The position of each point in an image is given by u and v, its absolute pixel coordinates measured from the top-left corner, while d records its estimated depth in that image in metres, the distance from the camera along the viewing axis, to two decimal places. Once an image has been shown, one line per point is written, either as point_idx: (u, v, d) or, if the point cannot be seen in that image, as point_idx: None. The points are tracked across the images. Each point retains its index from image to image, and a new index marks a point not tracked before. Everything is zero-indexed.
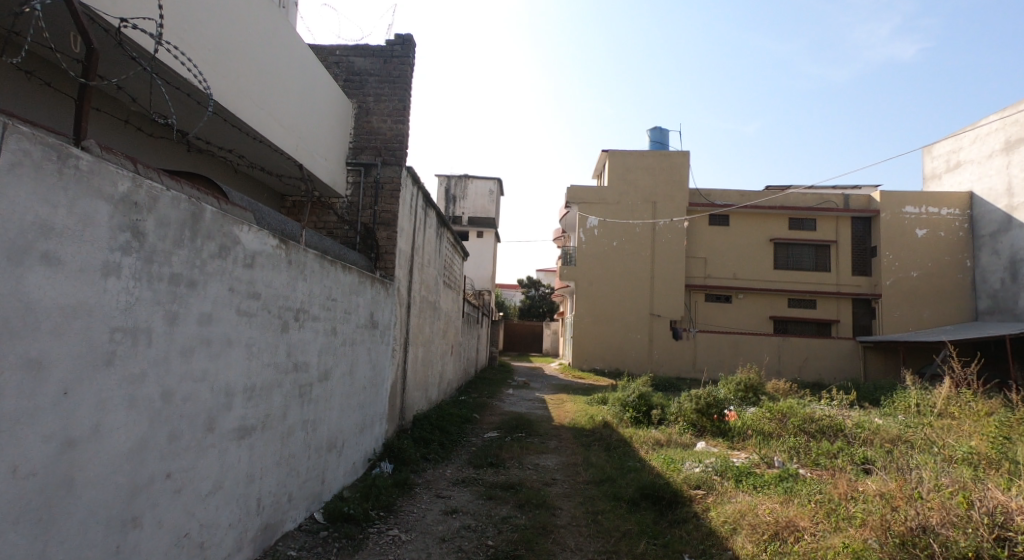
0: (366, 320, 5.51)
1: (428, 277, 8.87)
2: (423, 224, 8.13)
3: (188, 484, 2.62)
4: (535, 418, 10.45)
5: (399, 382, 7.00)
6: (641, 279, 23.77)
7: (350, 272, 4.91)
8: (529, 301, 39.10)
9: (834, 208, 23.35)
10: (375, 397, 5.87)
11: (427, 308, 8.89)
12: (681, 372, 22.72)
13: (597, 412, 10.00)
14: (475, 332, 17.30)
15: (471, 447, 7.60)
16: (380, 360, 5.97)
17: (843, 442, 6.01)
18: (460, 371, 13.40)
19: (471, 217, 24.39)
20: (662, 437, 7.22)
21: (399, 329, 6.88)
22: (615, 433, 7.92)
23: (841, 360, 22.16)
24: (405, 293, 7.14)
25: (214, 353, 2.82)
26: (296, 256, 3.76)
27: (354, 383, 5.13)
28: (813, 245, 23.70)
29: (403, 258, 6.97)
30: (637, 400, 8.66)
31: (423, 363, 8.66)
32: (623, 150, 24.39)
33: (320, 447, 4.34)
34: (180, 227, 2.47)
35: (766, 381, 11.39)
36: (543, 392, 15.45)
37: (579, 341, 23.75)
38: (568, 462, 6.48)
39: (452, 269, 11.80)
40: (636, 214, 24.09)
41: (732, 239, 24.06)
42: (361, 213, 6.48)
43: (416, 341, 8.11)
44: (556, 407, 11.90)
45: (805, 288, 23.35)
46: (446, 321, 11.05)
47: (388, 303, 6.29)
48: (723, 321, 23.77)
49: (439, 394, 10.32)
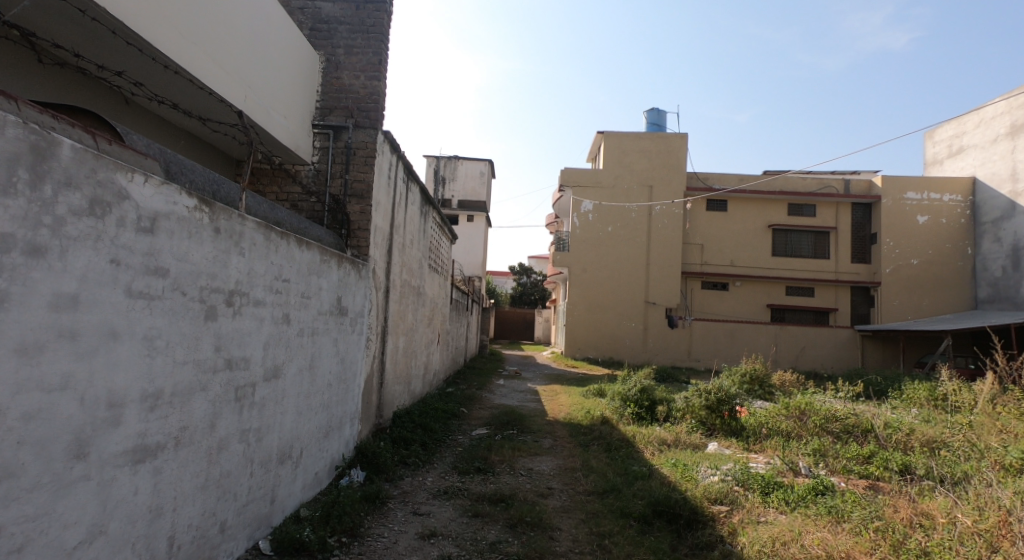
0: (333, 305, 4.72)
1: (411, 260, 8.06)
2: (405, 200, 7.31)
3: (38, 538, 1.83)
4: (527, 412, 9.73)
5: (375, 376, 6.23)
6: (636, 265, 23.07)
7: (309, 248, 4.10)
8: (521, 288, 38.33)
9: (834, 193, 22.74)
10: (345, 394, 5.11)
11: (410, 293, 8.10)
12: (677, 361, 22.38)
13: (594, 407, 9.30)
14: (465, 319, 16.54)
15: (457, 447, 6.87)
16: (351, 352, 5.19)
17: (875, 446, 5.34)
18: (447, 361, 12.63)
19: (461, 201, 23.53)
20: (668, 437, 6.52)
21: (375, 315, 6.09)
22: (616, 432, 7.21)
23: (838, 349, 21.74)
24: (383, 276, 6.36)
25: (86, 349, 2.02)
26: (228, 223, 2.96)
27: (315, 380, 4.36)
28: (812, 232, 23.11)
29: (379, 236, 6.16)
30: (639, 394, 7.96)
31: (404, 354, 7.89)
32: (619, 132, 23.54)
33: (268, 460, 3.57)
34: (4, 165, 1.65)
35: (772, 373, 10.75)
36: (536, 382, 14.77)
37: (572, 329, 23.12)
38: (565, 467, 5.77)
39: (438, 253, 10.99)
40: (631, 198, 23.33)
41: (729, 225, 23.40)
42: (330, 183, 5.66)
43: (397, 329, 7.34)
44: (550, 400, 11.22)
45: (804, 276, 22.82)
46: (431, 308, 10.25)
47: (361, 287, 5.50)
48: (719, 309, 23.23)
49: (424, 386, 9.59)
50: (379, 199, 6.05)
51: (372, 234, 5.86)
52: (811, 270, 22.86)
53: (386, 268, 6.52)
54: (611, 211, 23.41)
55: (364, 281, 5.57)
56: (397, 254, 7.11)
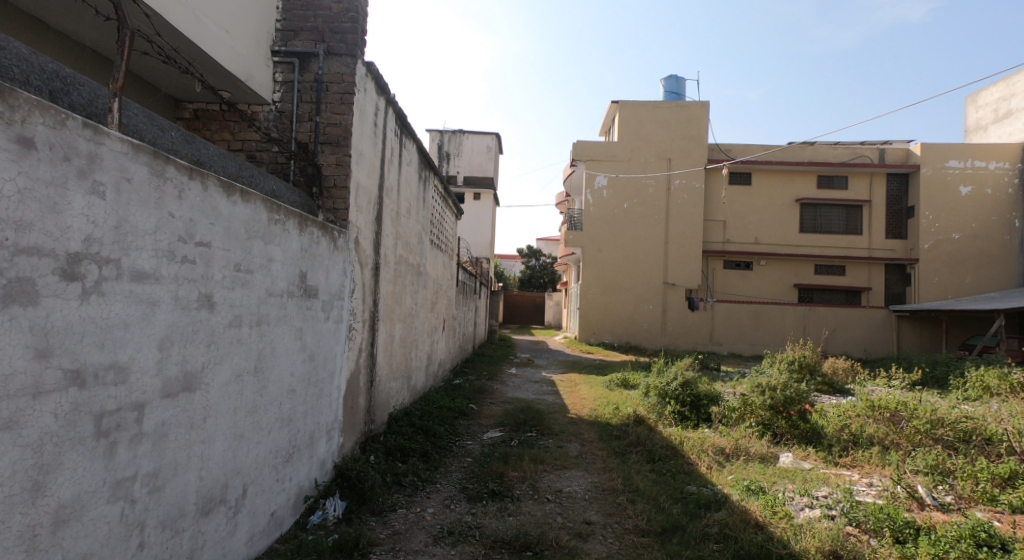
0: (295, 281, 3.49)
1: (409, 232, 6.83)
2: (398, 158, 6.04)
3: None
4: (546, 408, 8.54)
5: (363, 371, 5.02)
6: (654, 244, 21.70)
7: (246, 199, 2.84)
8: (530, 271, 37.05)
9: (868, 163, 21.17)
10: (316, 401, 3.89)
11: (408, 273, 6.86)
12: (698, 346, 21.15)
13: (624, 401, 8.11)
14: (473, 303, 15.36)
15: (465, 457, 5.67)
16: (323, 346, 3.95)
17: (1015, 463, 4.06)
18: (454, 349, 11.48)
19: (467, 177, 22.17)
20: (726, 445, 5.29)
21: (360, 296, 4.85)
22: (658, 436, 5.98)
23: (871, 331, 20.42)
24: (371, 249, 5.13)
25: None
26: (56, 136, 1.67)
27: (267, 387, 3.12)
28: (843, 206, 21.61)
29: (364, 199, 4.89)
30: (681, 389, 6.72)
31: (403, 344, 6.68)
32: (636, 101, 21.99)
33: (179, 517, 2.35)
34: None
35: (824, 360, 9.51)
36: (551, 371, 13.57)
37: (586, 313, 21.90)
38: (603, 487, 4.57)
39: (442, 229, 9.74)
40: (649, 171, 21.87)
41: (754, 199, 21.97)
42: (296, 128, 4.39)
43: (391, 314, 6.10)
44: (571, 392, 10.05)
45: (834, 253, 21.39)
46: (434, 291, 9.03)
47: (339, 258, 4.26)
48: (742, 290, 21.88)
49: (427, 378, 8.42)
50: (363, 151, 4.77)
51: (355, 195, 4.60)
52: (842, 247, 21.42)
53: (375, 239, 5.27)
54: (627, 186, 21.97)
55: (344, 253, 4.34)
56: (390, 222, 5.86)
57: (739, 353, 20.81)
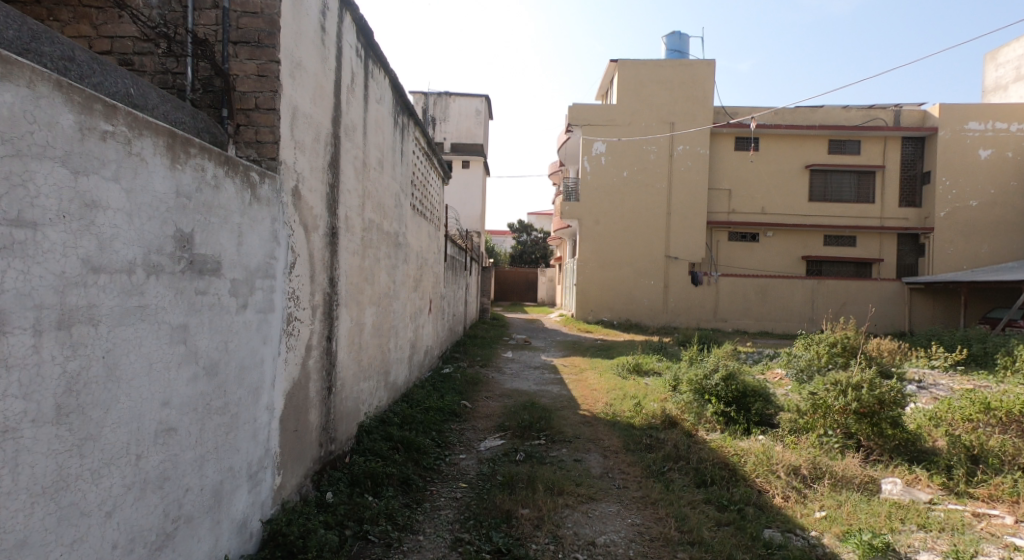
0: (170, 245, 2.05)
1: (382, 191, 5.38)
2: (362, 88, 4.54)
3: None
4: (552, 403, 7.29)
5: (315, 375, 3.63)
6: (655, 215, 20.39)
7: (3, 75, 1.37)
8: (521, 246, 35.59)
9: (883, 126, 19.92)
10: (223, 438, 2.47)
11: (382, 243, 5.44)
12: (701, 323, 20.07)
13: (646, 395, 6.86)
14: (463, 280, 13.98)
15: (457, 483, 4.34)
16: (233, 350, 2.54)
17: None
18: (443, 333, 10.16)
19: (455, 144, 20.52)
20: (804, 465, 3.98)
21: (306, 271, 3.45)
22: (703, 448, 4.69)
23: (882, 305, 19.46)
24: (323, 207, 3.71)
25: None
26: None
27: (99, 439, 1.71)
28: (855, 172, 20.40)
29: (308, 132, 3.41)
30: (723, 385, 5.43)
31: (376, 334, 5.29)
32: (636, 60, 20.41)
33: None
34: None
35: (868, 340, 8.28)
36: (551, 354, 12.31)
37: (583, 289, 20.65)
38: (649, 537, 3.29)
39: (426, 194, 8.26)
40: (651, 137, 20.43)
41: (761, 166, 20.70)
42: (195, 20, 2.92)
43: (358, 295, 4.68)
44: (577, 380, 8.81)
45: (844, 223, 20.29)
46: (418, 266, 7.63)
47: (264, 215, 2.82)
48: (748, 263, 20.75)
49: (411, 369, 7.10)
50: (303, 62, 3.29)
51: (292, 123, 3.15)
52: (853, 216, 20.31)
53: (329, 194, 3.82)
54: (626, 153, 20.51)
55: (272, 208, 2.91)
56: (353, 174, 4.39)
57: (744, 330, 19.79)
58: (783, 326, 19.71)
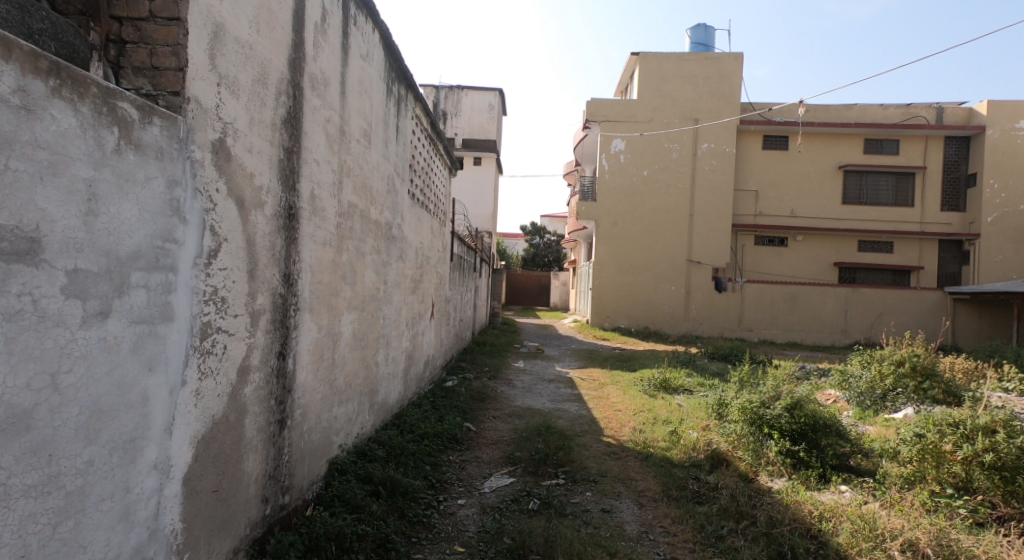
0: None
1: (369, 171, 4.41)
2: (339, 33, 3.55)
3: None
4: (570, 426, 6.29)
5: (254, 408, 2.63)
6: (677, 217, 19.29)
7: None
8: (533, 249, 34.62)
9: (924, 125, 18.71)
10: (47, 535, 1.46)
11: (368, 235, 4.46)
12: (725, 332, 18.90)
13: (682, 423, 5.81)
14: (471, 283, 13.01)
15: (452, 547, 3.33)
16: (71, 382, 1.53)
17: None
18: (447, 340, 9.18)
19: (466, 139, 19.58)
20: (926, 539, 2.90)
21: (240, 263, 2.46)
22: (772, 503, 3.61)
23: (921, 316, 18.20)
24: (271, 176, 2.71)
25: None
26: None
27: None
28: (894, 174, 19.24)
29: (248, 69, 2.43)
30: (786, 417, 4.36)
31: (357, 347, 4.30)
32: (659, 53, 19.34)
33: None
34: None
35: (939, 359, 7.15)
36: (567, 365, 11.28)
37: (599, 294, 19.60)
38: None
39: (429, 183, 7.29)
40: (673, 134, 19.35)
41: (790, 166, 19.58)
42: None
43: (330, 298, 3.67)
44: (598, 398, 7.82)
45: (880, 228, 19.09)
46: (418, 265, 6.67)
47: (151, 173, 1.83)
48: (775, 269, 19.60)
49: (406, 384, 6.12)
50: None
51: (213, 46, 2.16)
52: (890, 221, 19.15)
53: (282, 161, 2.82)
54: (647, 150, 19.46)
55: (168, 163, 1.91)
56: (324, 142, 3.40)
57: (771, 340, 18.58)
58: (812, 337, 18.50)
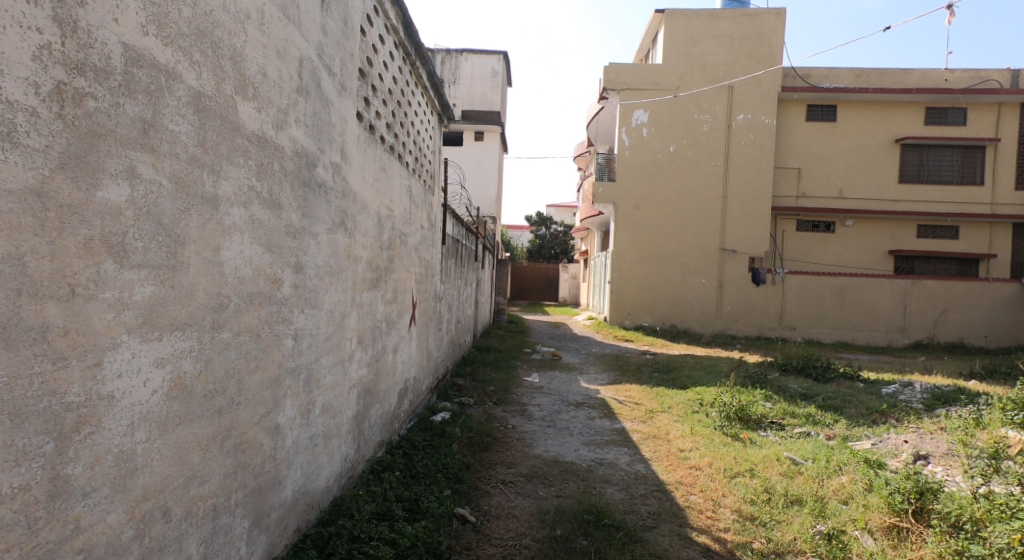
0: None
1: (223, 13, 1.93)
2: None
3: None
4: (629, 501, 3.91)
5: None
6: (708, 199, 16.78)
7: None
8: (539, 240, 32.09)
9: (997, 90, 16.18)
10: None
11: (227, 162, 2.00)
12: (764, 331, 16.42)
13: (830, 517, 3.38)
14: (472, 275, 10.59)
15: None
16: None
17: None
18: (437, 352, 6.77)
19: (466, 111, 17.08)
20: None
21: None
22: None
23: (994, 313, 15.67)
24: None
25: None
26: None
27: None
28: (960, 147, 16.71)
29: None
30: None
31: (196, 417, 1.86)
32: (688, 9, 16.74)
33: None
34: None
35: None
36: (593, 379, 8.79)
37: (619, 288, 17.14)
38: None
39: (402, 119, 4.81)
40: (704, 104, 16.80)
41: (839, 140, 17.04)
42: None
43: (27, 307, 1.21)
44: (655, 439, 5.41)
45: (943, 210, 16.61)
46: (383, 242, 4.22)
47: None
48: (821, 258, 17.11)
49: (359, 440, 3.70)
50: None
51: None
52: (954, 202, 16.65)
53: None
54: (673, 122, 16.95)
55: None
56: None
57: (817, 340, 16.11)
58: (866, 337, 16.03)
